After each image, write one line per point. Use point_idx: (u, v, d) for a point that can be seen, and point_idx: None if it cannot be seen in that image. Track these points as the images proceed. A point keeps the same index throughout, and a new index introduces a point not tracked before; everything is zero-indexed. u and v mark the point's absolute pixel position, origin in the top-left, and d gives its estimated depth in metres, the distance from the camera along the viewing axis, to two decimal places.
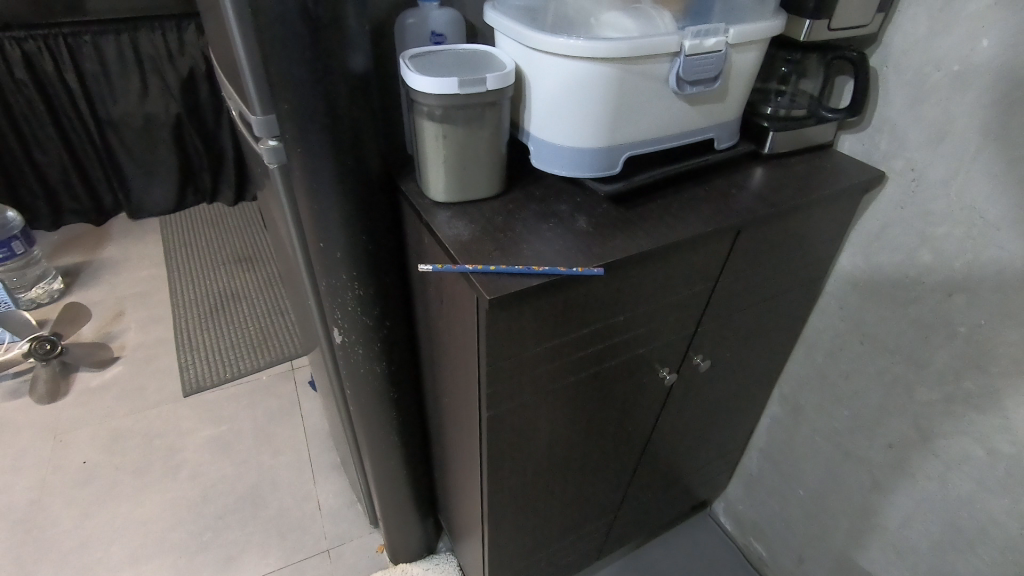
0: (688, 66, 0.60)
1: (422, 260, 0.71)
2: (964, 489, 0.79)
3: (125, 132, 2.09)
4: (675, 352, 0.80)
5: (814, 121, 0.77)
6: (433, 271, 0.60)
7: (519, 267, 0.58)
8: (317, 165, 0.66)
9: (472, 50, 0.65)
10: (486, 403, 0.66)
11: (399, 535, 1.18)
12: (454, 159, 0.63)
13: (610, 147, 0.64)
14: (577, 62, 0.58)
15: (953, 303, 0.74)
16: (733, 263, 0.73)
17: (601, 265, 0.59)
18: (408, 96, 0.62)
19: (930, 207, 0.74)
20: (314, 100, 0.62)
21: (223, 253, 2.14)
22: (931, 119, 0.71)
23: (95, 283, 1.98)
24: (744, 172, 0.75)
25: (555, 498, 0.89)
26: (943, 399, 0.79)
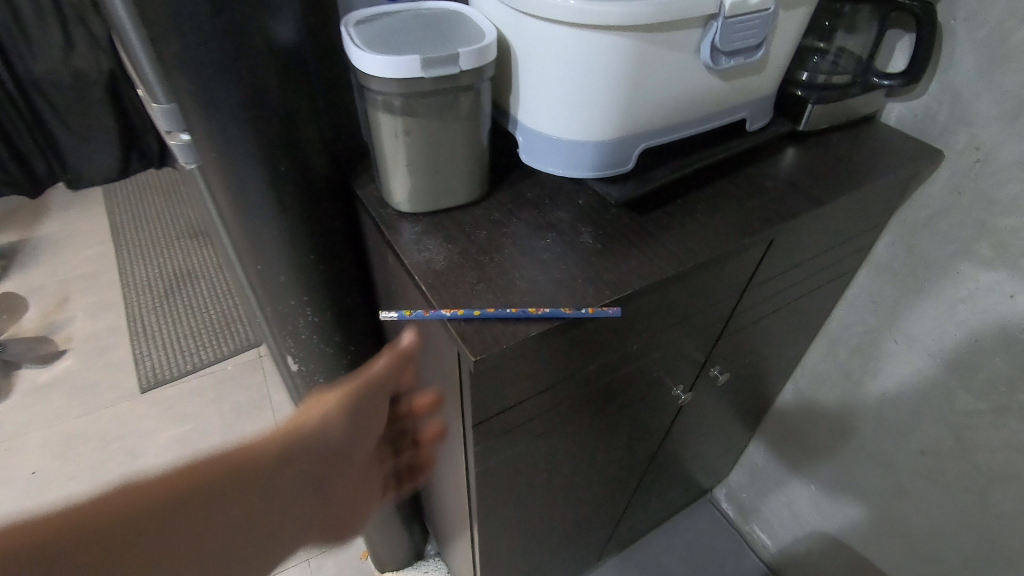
0: (727, 32, 0.46)
1: (389, 279, 0.58)
2: (1008, 507, 0.71)
3: (51, 92, 1.81)
4: (691, 369, 0.69)
5: (860, 90, 0.64)
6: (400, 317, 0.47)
7: (510, 309, 0.45)
8: (242, 170, 0.51)
9: (441, 11, 0.49)
10: (477, 457, 0.55)
11: (384, 544, 1.10)
12: (421, 161, 0.49)
13: (621, 140, 0.50)
14: (580, 32, 0.43)
15: (1013, 305, 0.64)
16: (764, 271, 0.61)
17: (616, 304, 0.46)
18: (356, 77, 0.47)
19: (996, 195, 0.62)
20: (230, 87, 0.47)
21: (176, 226, 1.95)
22: (1009, 88, 0.58)
23: (35, 266, 1.80)
24: (777, 157, 0.62)
25: (554, 522, 0.80)
26: (990, 411, 0.70)
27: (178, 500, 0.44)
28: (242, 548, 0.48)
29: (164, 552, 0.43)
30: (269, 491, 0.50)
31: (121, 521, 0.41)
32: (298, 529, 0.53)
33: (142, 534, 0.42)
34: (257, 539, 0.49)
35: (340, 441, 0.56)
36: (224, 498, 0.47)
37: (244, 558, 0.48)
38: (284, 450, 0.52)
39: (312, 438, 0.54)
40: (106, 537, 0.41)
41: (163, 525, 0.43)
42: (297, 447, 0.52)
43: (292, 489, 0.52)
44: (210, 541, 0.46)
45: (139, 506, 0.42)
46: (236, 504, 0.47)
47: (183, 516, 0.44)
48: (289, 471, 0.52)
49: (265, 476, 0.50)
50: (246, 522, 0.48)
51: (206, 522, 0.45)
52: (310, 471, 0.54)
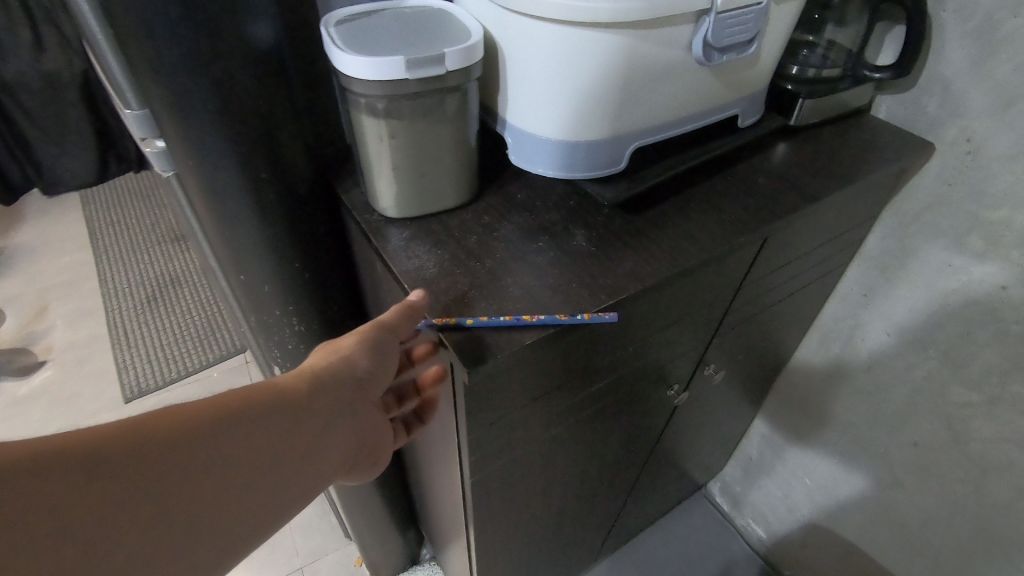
0: (719, 28, 0.45)
1: (377, 287, 0.56)
2: (1003, 496, 0.71)
3: (23, 96, 1.77)
4: (686, 368, 0.68)
5: (850, 83, 0.63)
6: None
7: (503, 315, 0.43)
8: (221, 178, 0.49)
9: (425, 10, 0.48)
10: (472, 466, 0.54)
11: (379, 550, 1.09)
12: (408, 165, 0.47)
13: (613, 139, 0.49)
14: (570, 29, 0.42)
15: (1006, 297, 0.63)
16: (758, 269, 0.60)
17: (613, 308, 0.45)
18: (338, 79, 0.45)
19: (987, 187, 0.62)
20: (206, 91, 0.45)
21: (157, 231, 1.92)
22: (999, 79, 0.57)
23: (11, 274, 1.75)
24: (769, 153, 0.61)
25: (551, 525, 0.79)
26: (984, 401, 0.70)
27: (188, 443, 0.36)
28: (261, 501, 0.40)
29: (175, 505, 0.35)
30: (293, 429, 0.42)
31: (123, 469, 0.33)
32: (324, 475, 0.45)
33: (149, 487, 0.34)
34: (281, 489, 0.41)
35: (371, 378, 0.46)
36: (243, 441, 0.39)
37: (269, 510, 0.41)
38: (305, 388, 0.43)
39: (338, 370, 0.44)
40: (106, 488, 0.33)
41: (171, 474, 0.35)
42: (323, 382, 0.43)
43: (318, 432, 0.43)
44: (227, 493, 0.38)
45: (144, 450, 0.34)
46: (257, 447, 0.39)
47: (196, 463, 0.36)
48: (314, 410, 0.43)
49: (289, 413, 0.41)
50: (270, 469, 0.40)
51: (219, 471, 0.37)
52: (338, 411, 0.45)
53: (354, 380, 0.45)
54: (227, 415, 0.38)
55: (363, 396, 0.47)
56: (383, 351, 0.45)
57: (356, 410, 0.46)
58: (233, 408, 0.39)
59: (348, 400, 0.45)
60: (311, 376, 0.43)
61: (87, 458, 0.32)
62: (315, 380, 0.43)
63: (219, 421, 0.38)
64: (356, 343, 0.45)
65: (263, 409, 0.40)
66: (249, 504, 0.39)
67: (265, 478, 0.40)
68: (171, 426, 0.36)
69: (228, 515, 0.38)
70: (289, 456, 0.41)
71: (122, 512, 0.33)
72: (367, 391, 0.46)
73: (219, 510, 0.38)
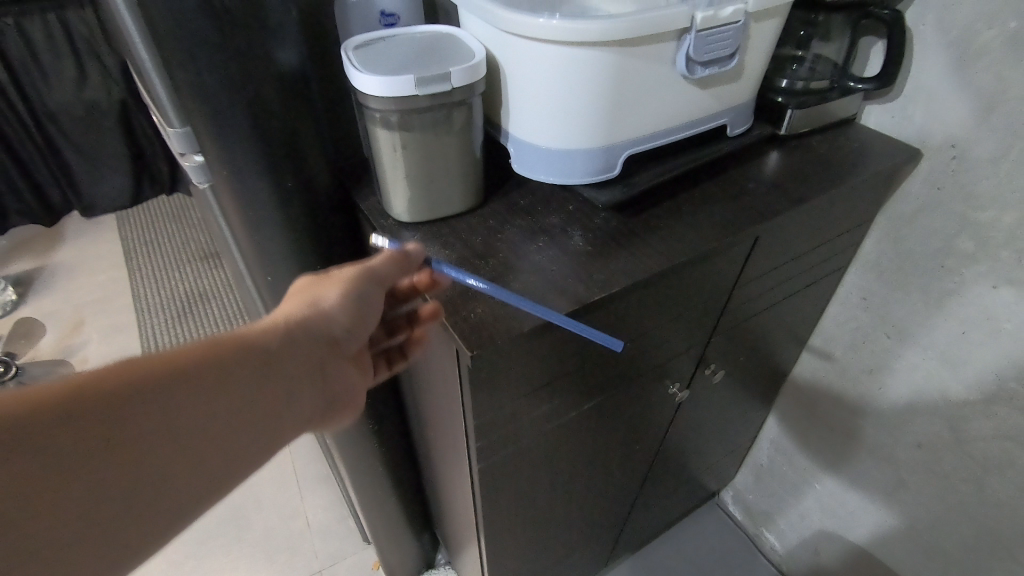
0: (700, 44, 0.49)
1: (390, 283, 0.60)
2: (1006, 494, 0.72)
3: (66, 123, 1.87)
4: (686, 367, 0.71)
5: (838, 94, 0.67)
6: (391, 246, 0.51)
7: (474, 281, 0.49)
8: (252, 187, 0.55)
9: (433, 35, 0.53)
10: (479, 454, 0.58)
11: (394, 553, 1.12)
12: (418, 172, 0.52)
13: (606, 148, 0.53)
14: (561, 48, 0.46)
15: (997, 296, 0.66)
16: (751, 269, 0.63)
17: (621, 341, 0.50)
18: (355, 97, 0.51)
19: (974, 189, 0.64)
20: (240, 110, 0.50)
21: (188, 249, 2.01)
22: (979, 86, 0.60)
23: (50, 291, 1.84)
24: (760, 160, 0.64)
25: (561, 521, 0.82)
26: (983, 400, 0.71)
27: (151, 397, 0.36)
28: (239, 452, 0.41)
29: (135, 457, 0.35)
30: (265, 385, 0.42)
31: (91, 419, 0.34)
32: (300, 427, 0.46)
33: (114, 440, 0.35)
34: (252, 445, 0.41)
35: (344, 334, 0.47)
36: (211, 397, 0.39)
37: (238, 464, 0.41)
38: (277, 342, 0.43)
39: (310, 322, 0.46)
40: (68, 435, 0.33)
41: (137, 420, 0.36)
42: (298, 334, 0.45)
43: (291, 388, 0.44)
44: (193, 447, 0.38)
45: (107, 399, 0.35)
46: (224, 404, 0.39)
47: (159, 416, 0.36)
48: (286, 364, 0.43)
49: (259, 368, 0.42)
50: (240, 425, 0.40)
51: (189, 421, 0.38)
52: (312, 366, 0.45)
53: (327, 335, 0.46)
54: (193, 368, 0.39)
55: (337, 352, 0.47)
56: (362, 298, 0.48)
57: (330, 365, 0.47)
58: (205, 360, 0.39)
59: (320, 356, 0.46)
60: (283, 330, 0.44)
61: (46, 411, 0.33)
62: (287, 334, 0.44)
63: (185, 375, 0.38)
64: (336, 295, 0.47)
65: (232, 363, 0.40)
66: (216, 459, 0.39)
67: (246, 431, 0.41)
68: (134, 376, 0.36)
69: (195, 465, 0.38)
70: (260, 412, 0.41)
71: (81, 466, 0.34)
72: (340, 346, 0.48)
73: (184, 463, 0.38)
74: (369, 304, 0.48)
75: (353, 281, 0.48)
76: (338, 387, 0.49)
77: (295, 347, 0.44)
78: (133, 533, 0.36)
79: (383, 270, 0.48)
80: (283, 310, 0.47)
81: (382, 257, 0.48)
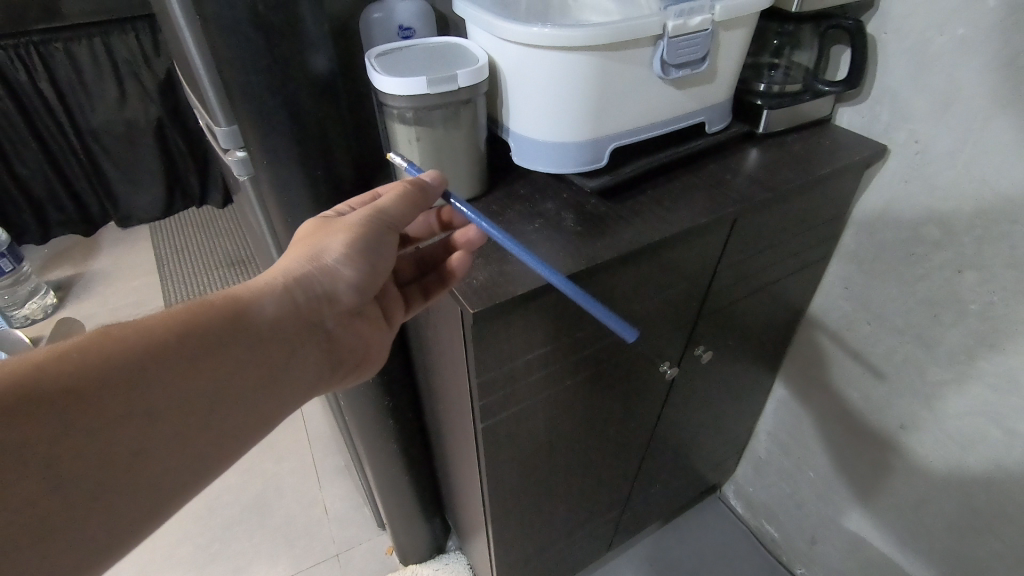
0: (673, 49, 0.57)
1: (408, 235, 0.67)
2: (981, 470, 0.77)
3: (107, 140, 1.99)
4: (675, 346, 0.77)
5: (810, 96, 0.73)
6: (410, 167, 0.58)
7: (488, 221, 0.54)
8: (286, 176, 0.63)
9: (443, 44, 0.61)
10: (481, 414, 0.64)
11: (407, 536, 1.18)
12: (430, 161, 0.60)
13: (594, 140, 0.60)
14: (552, 52, 0.54)
15: (962, 280, 0.71)
16: (730, 252, 0.69)
17: (634, 332, 0.50)
18: (377, 97, 0.59)
19: (936, 180, 0.70)
20: (278, 109, 0.59)
21: (216, 257, 2.12)
22: (935, 87, 0.67)
23: (88, 296, 1.96)
24: (739, 154, 0.71)
25: (561, 496, 0.88)
26: (955, 378, 0.76)
27: (145, 356, 0.42)
28: (244, 413, 0.47)
29: (143, 414, 0.41)
30: (262, 353, 0.48)
31: (110, 391, 0.40)
32: (302, 388, 0.52)
33: (132, 408, 0.41)
34: (249, 406, 0.47)
35: (347, 286, 0.53)
36: (211, 369, 0.45)
37: (245, 424, 0.47)
38: (272, 305, 0.49)
39: (314, 279, 0.51)
40: (90, 407, 0.39)
41: (149, 389, 0.42)
42: (297, 300, 0.50)
43: (281, 353, 0.50)
44: (191, 407, 0.44)
45: (120, 374, 0.40)
46: (225, 372, 0.46)
47: (157, 380, 0.42)
48: (282, 334, 0.49)
49: (249, 335, 0.47)
50: (236, 389, 0.46)
51: (194, 389, 0.44)
52: (307, 333, 0.51)
53: (330, 286, 0.52)
54: (185, 332, 0.44)
55: (334, 307, 0.53)
56: (367, 243, 0.53)
57: (325, 320, 0.53)
58: (205, 335, 0.45)
59: (313, 313, 0.52)
60: (282, 287, 0.50)
61: (63, 383, 0.38)
62: (286, 292, 0.50)
63: (183, 347, 0.44)
64: (341, 243, 0.52)
65: (232, 336, 0.46)
66: (217, 421, 0.46)
67: (247, 396, 0.47)
68: (142, 353, 0.42)
69: (206, 426, 0.45)
70: (249, 377, 0.47)
71: (106, 430, 0.40)
72: (340, 299, 0.53)
73: (182, 422, 0.43)
74: (377, 246, 0.54)
75: (363, 225, 0.52)
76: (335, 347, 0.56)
77: (291, 319, 0.50)
78: (161, 485, 0.43)
79: (395, 211, 0.53)
80: (289, 265, 0.51)
81: (395, 197, 0.53)
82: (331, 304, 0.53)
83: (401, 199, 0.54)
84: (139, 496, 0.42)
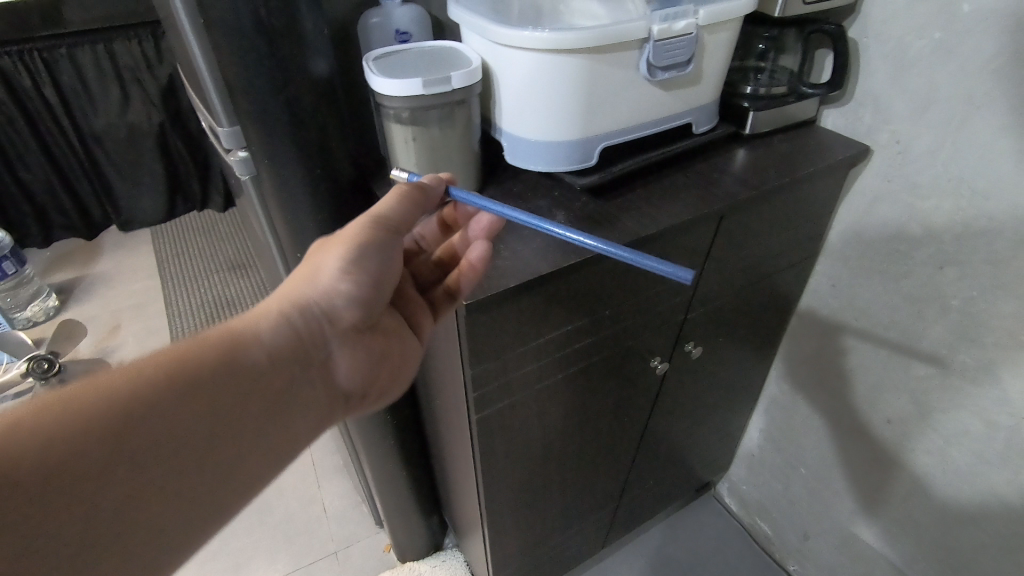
0: (659, 52, 0.59)
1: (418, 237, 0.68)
2: (965, 464, 0.78)
3: (109, 144, 2.02)
4: (665, 341, 0.79)
5: (795, 98, 0.75)
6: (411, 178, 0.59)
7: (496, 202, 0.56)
8: (286, 175, 0.65)
9: (438, 48, 0.64)
10: (476, 406, 0.66)
11: (405, 534, 1.19)
12: (425, 159, 0.62)
13: (584, 139, 0.63)
14: (543, 55, 0.56)
15: (944, 276, 0.73)
16: (717, 249, 0.71)
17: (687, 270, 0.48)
18: (374, 99, 0.61)
19: (917, 179, 0.72)
20: (279, 110, 0.61)
21: (218, 261, 2.14)
22: (915, 90, 0.69)
23: (90, 298, 1.97)
24: (726, 154, 0.73)
25: (556, 491, 0.89)
26: (939, 372, 0.78)
27: (142, 396, 0.41)
28: (254, 445, 0.46)
29: (149, 454, 0.40)
30: (264, 382, 0.47)
31: (112, 433, 0.39)
32: (313, 417, 0.51)
33: (137, 447, 0.40)
34: (257, 437, 0.46)
35: (345, 301, 0.53)
36: (215, 401, 0.44)
37: (257, 455, 0.46)
38: (270, 333, 0.49)
39: (310, 301, 0.52)
40: (93, 451, 0.38)
41: (152, 426, 0.41)
42: (294, 324, 0.51)
43: (285, 381, 0.49)
44: (198, 443, 0.42)
45: (121, 414, 0.40)
46: (229, 403, 0.45)
47: (160, 417, 0.41)
48: (283, 361, 0.49)
49: (248, 365, 0.47)
50: (243, 420, 0.45)
51: (199, 423, 0.43)
52: (309, 358, 0.51)
53: (328, 304, 0.52)
54: (176, 372, 0.43)
55: (336, 325, 0.53)
56: (365, 250, 0.53)
57: (329, 342, 0.53)
58: (202, 369, 0.44)
59: (314, 336, 0.52)
60: (279, 314, 0.50)
61: (63, 429, 0.37)
62: (282, 317, 0.50)
63: (182, 382, 0.43)
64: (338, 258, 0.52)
65: (231, 367, 0.46)
66: (228, 455, 0.44)
67: (254, 426, 0.46)
68: (140, 391, 0.41)
69: (217, 461, 0.43)
70: (254, 407, 0.46)
71: (111, 474, 0.38)
72: (341, 316, 0.53)
73: (191, 459, 0.42)
74: (380, 254, 0.54)
75: (365, 233, 0.52)
76: (344, 373, 0.55)
77: (290, 347, 0.50)
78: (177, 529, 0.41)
79: (392, 214, 0.54)
80: (282, 295, 0.52)
81: (391, 201, 0.54)
82: (331, 328, 0.53)
83: (400, 201, 0.54)
84: (154, 543, 0.40)
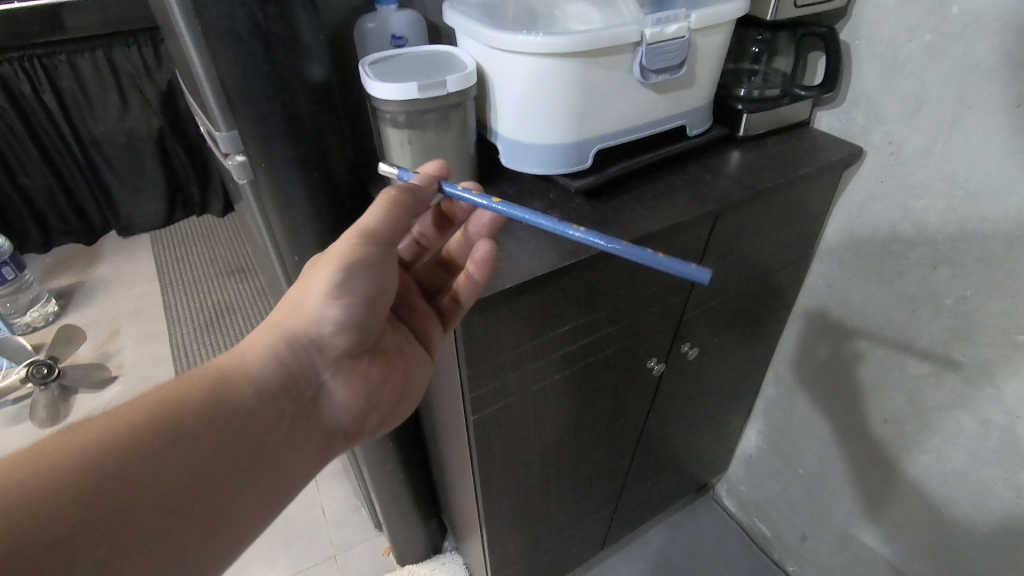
0: (651, 55, 0.59)
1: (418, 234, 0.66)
2: (961, 463, 0.79)
3: (109, 150, 2.03)
4: (661, 342, 0.80)
5: (788, 100, 0.76)
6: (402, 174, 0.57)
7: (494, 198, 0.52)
8: (284, 179, 0.66)
9: (433, 52, 0.64)
10: (473, 408, 0.66)
11: (404, 537, 1.19)
12: (421, 162, 0.62)
13: (578, 142, 0.63)
14: (537, 59, 0.57)
15: (937, 276, 0.73)
16: (712, 249, 0.72)
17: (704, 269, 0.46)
18: (370, 103, 0.61)
19: (910, 180, 0.73)
20: (277, 114, 0.61)
21: (217, 265, 2.14)
22: (906, 91, 0.70)
23: (89, 303, 1.98)
24: (720, 156, 0.74)
25: (554, 492, 0.89)
26: (933, 371, 0.78)
27: (134, 443, 0.40)
28: (250, 484, 0.45)
29: (145, 501, 0.39)
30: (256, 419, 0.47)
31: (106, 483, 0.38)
32: (305, 453, 0.50)
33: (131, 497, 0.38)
34: (253, 475, 0.45)
35: (333, 327, 0.51)
36: (208, 442, 0.43)
37: (253, 494, 0.45)
38: (259, 368, 0.48)
39: (299, 333, 0.50)
40: (89, 504, 0.37)
41: (147, 472, 0.40)
42: (283, 357, 0.49)
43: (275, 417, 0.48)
44: (195, 486, 0.42)
45: (113, 463, 0.38)
46: (222, 443, 0.44)
47: (153, 462, 0.40)
48: (274, 397, 0.48)
49: (238, 403, 0.46)
50: (237, 461, 0.45)
51: (194, 466, 0.42)
52: (300, 392, 0.50)
53: (317, 331, 0.50)
54: (164, 418, 0.42)
55: (326, 353, 0.52)
56: (359, 269, 0.50)
57: (321, 371, 0.52)
58: (193, 410, 0.43)
59: (303, 368, 0.51)
60: (269, 348, 0.49)
61: (57, 484, 0.36)
62: (271, 351, 0.49)
63: (172, 426, 0.42)
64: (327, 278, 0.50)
65: (221, 407, 0.45)
66: (225, 497, 0.43)
67: (249, 465, 0.45)
68: (130, 439, 0.40)
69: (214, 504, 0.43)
70: (247, 445, 0.45)
71: (110, 527, 0.37)
72: (330, 343, 0.51)
73: (189, 504, 0.41)
74: (371, 266, 0.51)
75: (353, 249, 0.50)
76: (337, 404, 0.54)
77: (279, 382, 0.49)
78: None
79: (378, 223, 0.51)
80: (269, 329, 0.51)
81: (376, 209, 0.51)
82: (321, 359, 0.52)
83: (388, 208, 0.51)
84: None
